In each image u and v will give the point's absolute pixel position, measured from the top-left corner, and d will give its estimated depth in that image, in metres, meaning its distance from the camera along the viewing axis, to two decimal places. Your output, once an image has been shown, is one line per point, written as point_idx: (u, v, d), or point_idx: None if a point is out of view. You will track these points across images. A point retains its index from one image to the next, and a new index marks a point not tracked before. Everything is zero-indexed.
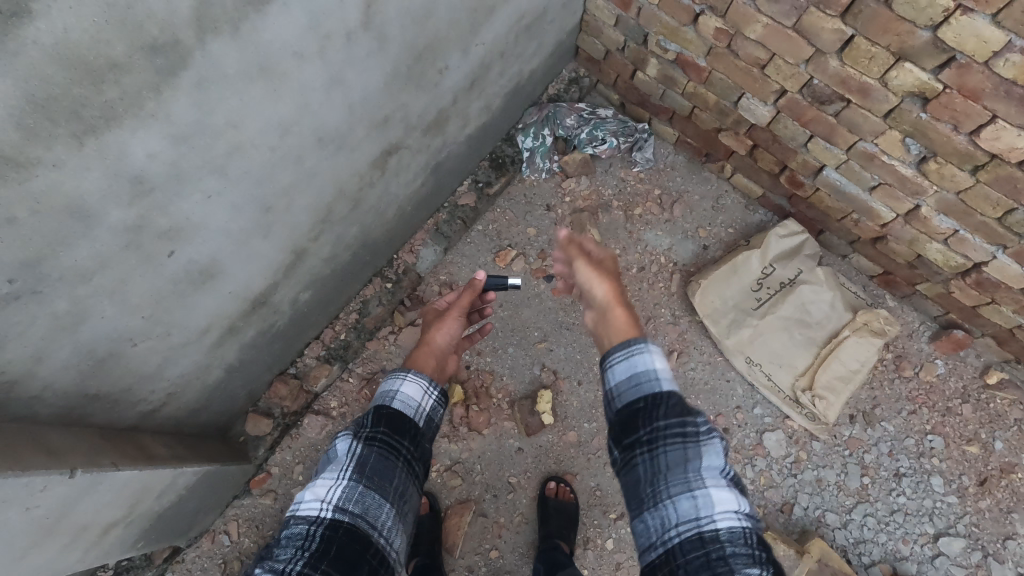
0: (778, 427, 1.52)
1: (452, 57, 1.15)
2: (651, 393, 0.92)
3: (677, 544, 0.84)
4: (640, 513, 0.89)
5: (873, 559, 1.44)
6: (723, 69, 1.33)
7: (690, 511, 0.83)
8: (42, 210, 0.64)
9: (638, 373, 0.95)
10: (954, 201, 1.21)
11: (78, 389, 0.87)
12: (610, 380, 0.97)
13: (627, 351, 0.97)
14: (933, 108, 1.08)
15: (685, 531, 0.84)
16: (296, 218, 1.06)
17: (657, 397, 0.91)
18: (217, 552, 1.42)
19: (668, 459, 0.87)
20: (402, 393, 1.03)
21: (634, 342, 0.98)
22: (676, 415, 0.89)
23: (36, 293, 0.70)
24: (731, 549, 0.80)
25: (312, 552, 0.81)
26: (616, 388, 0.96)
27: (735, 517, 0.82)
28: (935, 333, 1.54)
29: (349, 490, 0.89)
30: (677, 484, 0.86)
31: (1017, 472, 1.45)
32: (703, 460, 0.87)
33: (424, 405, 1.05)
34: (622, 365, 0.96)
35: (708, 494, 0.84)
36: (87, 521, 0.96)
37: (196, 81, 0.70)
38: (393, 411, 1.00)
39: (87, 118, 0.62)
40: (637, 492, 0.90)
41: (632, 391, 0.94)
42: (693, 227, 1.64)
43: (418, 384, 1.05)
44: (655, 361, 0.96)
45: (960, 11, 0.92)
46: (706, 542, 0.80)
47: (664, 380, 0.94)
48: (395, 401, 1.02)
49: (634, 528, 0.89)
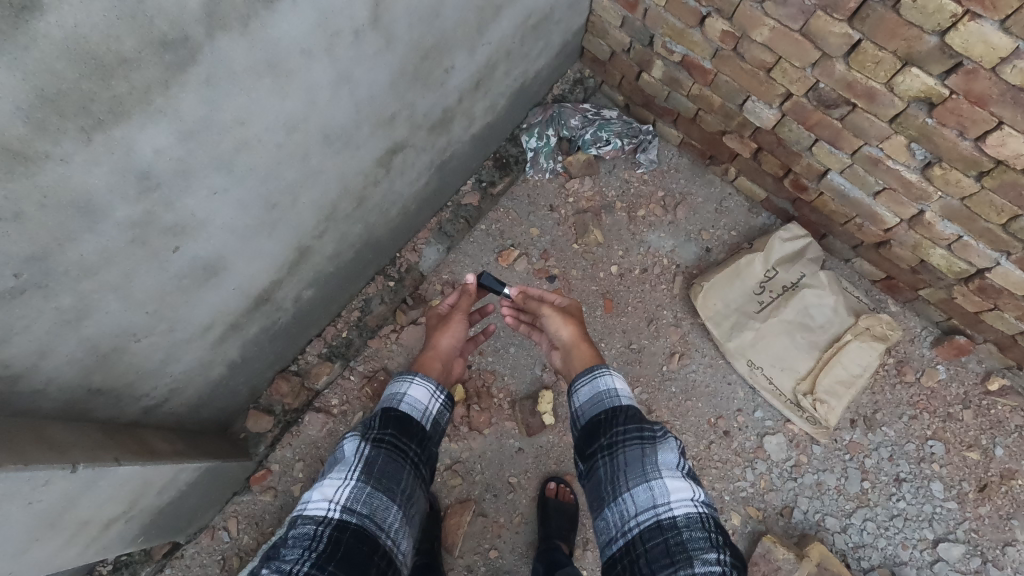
0: (779, 431, 1.52)
1: (458, 56, 1.15)
2: (611, 406, 1.02)
3: (636, 532, 0.88)
4: (602, 512, 0.94)
5: (873, 563, 1.43)
6: (729, 72, 1.33)
7: (648, 501, 0.89)
8: (49, 205, 0.64)
9: (600, 392, 1.05)
10: (959, 207, 1.21)
11: (80, 384, 0.87)
12: (576, 402, 1.07)
13: (591, 375, 1.07)
14: (939, 113, 1.07)
15: (642, 518, 0.88)
16: (300, 216, 1.06)
17: (616, 409, 1.01)
18: (216, 548, 1.42)
19: (626, 458, 0.94)
20: (409, 397, 1.05)
21: (597, 367, 1.08)
22: (634, 422, 0.98)
23: (42, 287, 0.70)
24: (685, 527, 0.84)
25: (319, 553, 0.81)
26: (581, 408, 1.06)
27: (691, 503, 0.87)
28: (937, 339, 1.54)
29: (357, 491, 0.89)
30: (635, 478, 0.91)
31: (1017, 478, 1.45)
32: (659, 456, 0.93)
33: (430, 409, 1.07)
34: (586, 386, 1.07)
35: (664, 485, 0.89)
36: (88, 516, 0.96)
37: (205, 77, 0.70)
38: (401, 413, 1.02)
39: (95, 113, 0.62)
40: (600, 491, 0.95)
41: (593, 407, 1.04)
42: (696, 230, 1.64)
43: (425, 387, 1.07)
44: (616, 382, 1.06)
45: (968, 16, 0.92)
46: (664, 529, 0.85)
47: (624, 396, 1.04)
48: (403, 403, 1.04)
49: (598, 526, 0.94)
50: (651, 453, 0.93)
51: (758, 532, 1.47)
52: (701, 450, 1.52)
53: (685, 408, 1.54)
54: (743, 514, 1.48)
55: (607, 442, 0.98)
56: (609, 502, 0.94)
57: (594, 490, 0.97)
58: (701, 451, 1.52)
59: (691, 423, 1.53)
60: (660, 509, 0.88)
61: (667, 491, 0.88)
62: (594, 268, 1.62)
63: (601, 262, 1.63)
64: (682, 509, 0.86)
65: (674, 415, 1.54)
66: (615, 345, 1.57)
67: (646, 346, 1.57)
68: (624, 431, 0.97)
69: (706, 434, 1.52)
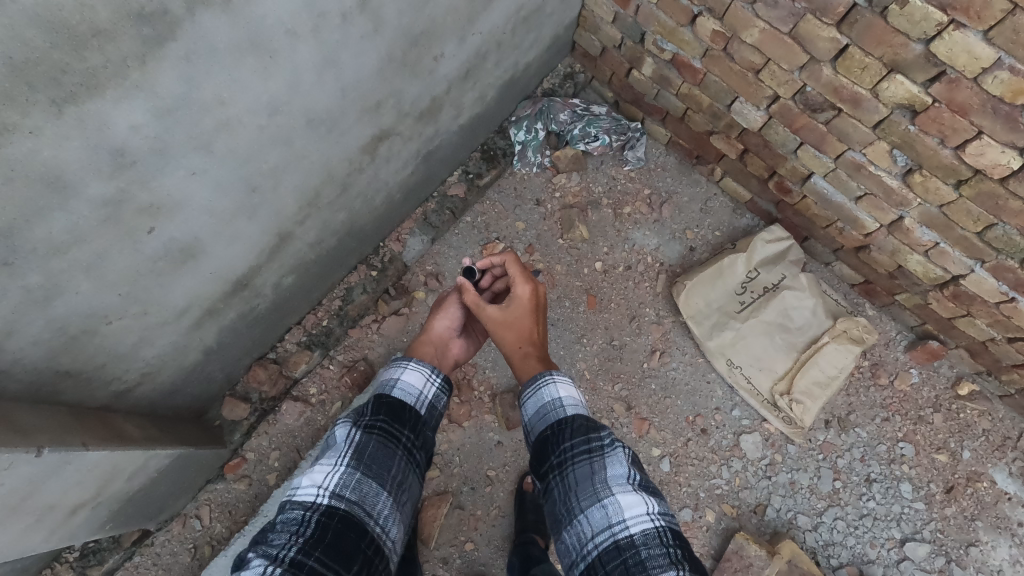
0: (755, 430, 1.54)
1: (447, 44, 1.13)
2: (556, 420, 1.02)
3: (593, 554, 0.87)
4: (560, 535, 0.93)
5: (841, 561, 1.46)
6: (718, 73, 1.34)
7: (603, 521, 0.88)
8: (16, 177, 0.62)
9: (545, 405, 1.05)
10: (936, 214, 1.24)
11: (48, 366, 0.85)
12: (525, 416, 1.08)
13: (535, 387, 1.08)
14: (921, 121, 1.09)
15: (597, 538, 0.87)
16: (282, 200, 1.04)
17: (561, 422, 1.01)
18: (188, 536, 1.40)
19: (576, 476, 0.94)
20: (403, 382, 1.04)
21: (540, 377, 1.08)
22: (580, 435, 0.98)
23: (8, 264, 0.68)
24: (638, 543, 0.84)
25: (307, 538, 0.79)
26: (531, 422, 1.07)
27: (646, 518, 0.86)
28: (911, 343, 1.57)
29: (347, 476, 0.88)
30: (587, 498, 0.91)
31: (983, 480, 1.49)
32: (608, 470, 0.93)
33: (425, 394, 1.06)
34: (532, 400, 1.07)
35: (617, 502, 0.89)
36: (53, 502, 0.93)
37: (184, 53, 0.68)
38: (394, 399, 1.01)
39: (67, 86, 0.60)
40: (556, 512, 0.95)
41: (540, 422, 1.04)
42: (681, 229, 1.65)
43: (420, 372, 1.07)
44: (560, 391, 1.06)
45: (953, 26, 0.93)
46: (622, 549, 0.84)
47: (569, 406, 1.04)
48: (396, 389, 1.03)
49: (559, 549, 0.93)
50: (600, 470, 0.93)
51: (732, 529, 1.49)
52: (678, 447, 1.53)
53: (664, 406, 1.55)
54: (717, 511, 1.49)
55: (555, 460, 0.97)
56: (565, 523, 0.93)
57: (549, 512, 0.96)
58: (678, 448, 1.53)
59: (669, 420, 1.54)
60: (611, 527, 0.87)
61: (619, 507, 0.88)
62: (578, 264, 1.62)
63: (586, 258, 1.63)
64: (633, 524, 0.86)
65: (653, 412, 1.55)
66: (597, 341, 1.58)
67: (628, 343, 1.58)
68: (571, 447, 0.97)
69: (684, 432, 1.54)
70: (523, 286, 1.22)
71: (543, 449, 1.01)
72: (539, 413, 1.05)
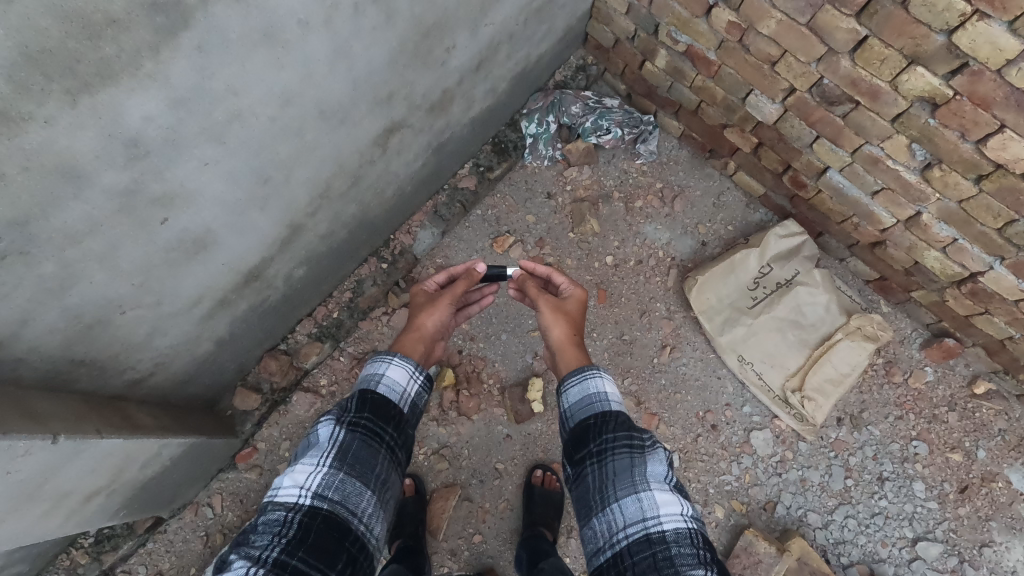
0: (766, 426, 1.53)
1: (459, 36, 1.12)
2: (601, 411, 1.01)
3: (624, 543, 0.87)
4: (589, 522, 0.93)
5: (852, 560, 1.45)
6: (733, 65, 1.32)
7: (636, 514, 0.87)
8: (31, 167, 0.62)
9: (589, 395, 1.05)
10: (955, 210, 1.21)
11: (64, 354, 0.86)
12: (565, 402, 1.07)
13: (581, 376, 1.07)
14: (942, 114, 1.07)
15: (630, 530, 0.87)
16: (295, 191, 1.04)
17: (605, 414, 1.00)
18: (200, 524, 1.41)
19: (614, 467, 0.93)
20: (387, 378, 1.04)
21: (588, 368, 1.08)
22: (623, 429, 0.97)
23: (24, 253, 0.68)
24: (670, 539, 0.83)
25: (290, 539, 0.80)
26: (570, 409, 1.06)
27: (680, 518, 0.86)
28: (926, 341, 1.55)
29: (329, 477, 0.88)
30: (624, 489, 0.90)
31: (998, 480, 1.47)
32: (647, 467, 0.92)
33: (408, 391, 1.06)
34: (575, 388, 1.06)
35: (653, 498, 0.88)
36: (68, 488, 0.94)
37: (196, 43, 0.68)
38: (378, 396, 1.01)
39: (82, 75, 0.60)
40: (588, 498, 0.94)
41: (582, 410, 1.03)
42: (693, 223, 1.64)
43: (404, 368, 1.07)
44: (606, 385, 1.06)
45: (977, 16, 0.91)
46: (653, 543, 0.84)
47: (612, 401, 1.03)
48: (380, 385, 1.03)
49: (585, 535, 0.93)
50: (639, 463, 0.92)
51: (741, 525, 1.48)
52: (687, 443, 1.52)
53: (674, 401, 1.54)
54: (727, 508, 1.49)
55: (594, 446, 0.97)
56: (596, 512, 0.92)
57: (580, 499, 0.96)
58: (688, 444, 1.52)
59: (679, 416, 1.54)
60: (646, 519, 0.86)
61: (655, 502, 0.88)
62: (589, 258, 1.61)
63: (596, 252, 1.62)
64: (669, 521, 0.85)
65: (662, 407, 1.54)
66: (607, 336, 1.57)
67: (638, 338, 1.57)
68: (610, 435, 0.97)
69: (694, 428, 1.53)
70: (578, 288, 1.29)
71: (582, 436, 1.00)
72: (581, 398, 1.05)
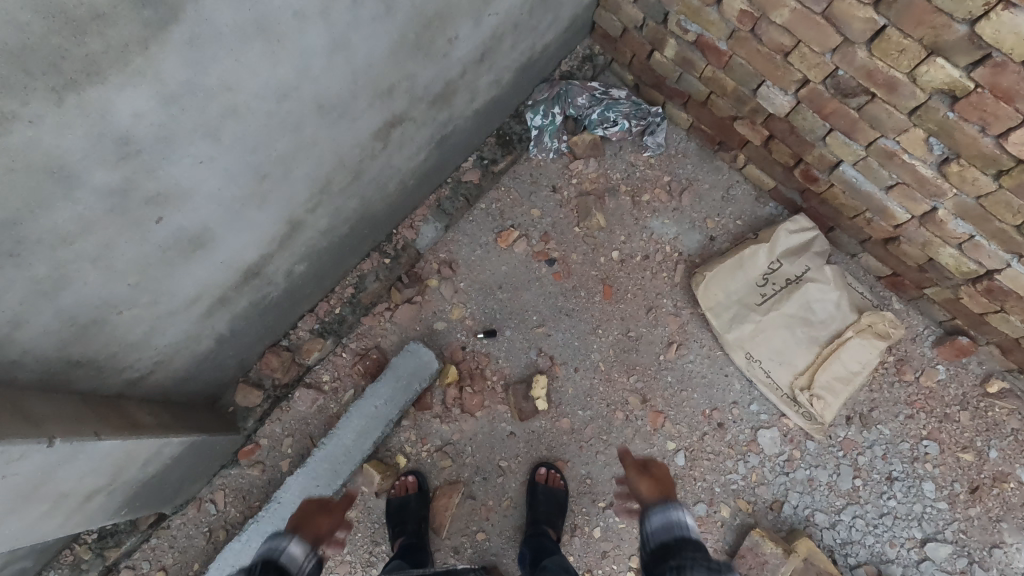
0: (773, 425, 1.50)
1: (462, 26, 1.09)
2: (681, 536, 1.07)
3: None
4: None
5: (859, 560, 1.44)
6: (745, 55, 1.28)
7: None
8: (18, 168, 0.60)
9: (672, 521, 1.10)
10: (973, 206, 1.18)
11: (59, 355, 0.84)
12: (648, 525, 1.13)
13: (665, 508, 1.13)
14: (962, 107, 1.03)
15: None
16: (294, 188, 1.02)
17: (685, 539, 1.07)
18: (203, 520, 1.41)
19: None
20: (288, 550, 1.13)
21: (673, 505, 1.13)
22: (701, 554, 1.02)
23: (13, 255, 0.67)
24: None
25: None
26: (651, 533, 1.11)
27: None
28: (939, 338, 1.52)
29: None
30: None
31: (1010, 481, 1.44)
32: None
33: (305, 566, 1.14)
34: (659, 514, 1.12)
35: None
36: (68, 489, 0.93)
37: (187, 38, 0.65)
38: (278, 564, 1.10)
39: (67, 73, 0.58)
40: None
41: (663, 532, 1.09)
42: (701, 218, 1.60)
43: (302, 547, 1.16)
44: (686, 518, 1.11)
45: (1002, 5, 0.87)
46: None
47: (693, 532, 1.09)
48: (280, 556, 1.12)
49: None
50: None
51: (747, 525, 1.46)
52: (694, 441, 1.50)
53: (681, 399, 1.52)
54: (732, 507, 1.47)
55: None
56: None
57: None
58: (694, 442, 1.50)
59: (685, 414, 1.51)
60: None
61: None
62: (594, 252, 1.59)
63: (602, 246, 1.59)
64: None
65: (669, 405, 1.52)
66: (613, 332, 1.55)
67: (644, 334, 1.55)
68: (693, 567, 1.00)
69: (700, 426, 1.51)
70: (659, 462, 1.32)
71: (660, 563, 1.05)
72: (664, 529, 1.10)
